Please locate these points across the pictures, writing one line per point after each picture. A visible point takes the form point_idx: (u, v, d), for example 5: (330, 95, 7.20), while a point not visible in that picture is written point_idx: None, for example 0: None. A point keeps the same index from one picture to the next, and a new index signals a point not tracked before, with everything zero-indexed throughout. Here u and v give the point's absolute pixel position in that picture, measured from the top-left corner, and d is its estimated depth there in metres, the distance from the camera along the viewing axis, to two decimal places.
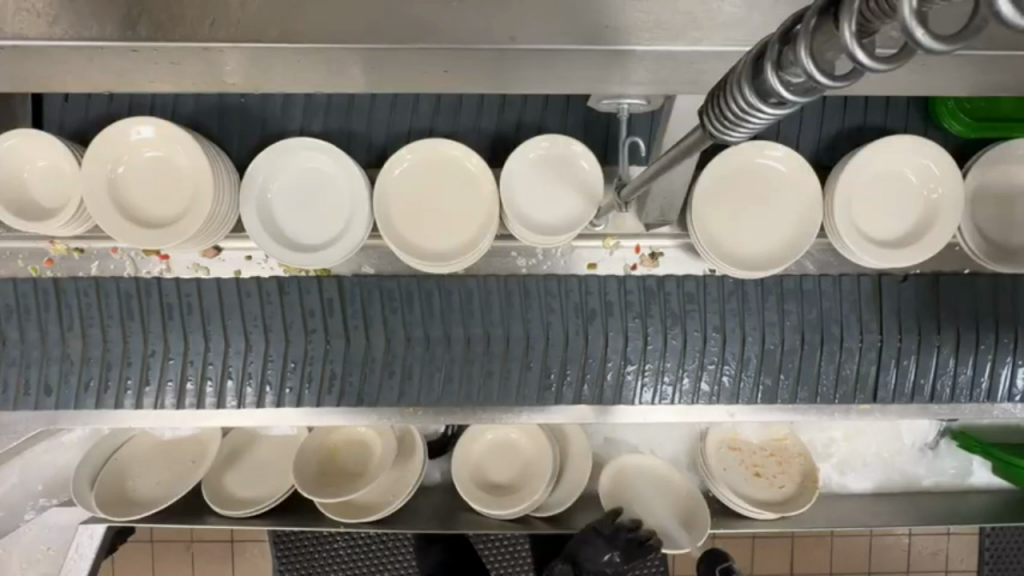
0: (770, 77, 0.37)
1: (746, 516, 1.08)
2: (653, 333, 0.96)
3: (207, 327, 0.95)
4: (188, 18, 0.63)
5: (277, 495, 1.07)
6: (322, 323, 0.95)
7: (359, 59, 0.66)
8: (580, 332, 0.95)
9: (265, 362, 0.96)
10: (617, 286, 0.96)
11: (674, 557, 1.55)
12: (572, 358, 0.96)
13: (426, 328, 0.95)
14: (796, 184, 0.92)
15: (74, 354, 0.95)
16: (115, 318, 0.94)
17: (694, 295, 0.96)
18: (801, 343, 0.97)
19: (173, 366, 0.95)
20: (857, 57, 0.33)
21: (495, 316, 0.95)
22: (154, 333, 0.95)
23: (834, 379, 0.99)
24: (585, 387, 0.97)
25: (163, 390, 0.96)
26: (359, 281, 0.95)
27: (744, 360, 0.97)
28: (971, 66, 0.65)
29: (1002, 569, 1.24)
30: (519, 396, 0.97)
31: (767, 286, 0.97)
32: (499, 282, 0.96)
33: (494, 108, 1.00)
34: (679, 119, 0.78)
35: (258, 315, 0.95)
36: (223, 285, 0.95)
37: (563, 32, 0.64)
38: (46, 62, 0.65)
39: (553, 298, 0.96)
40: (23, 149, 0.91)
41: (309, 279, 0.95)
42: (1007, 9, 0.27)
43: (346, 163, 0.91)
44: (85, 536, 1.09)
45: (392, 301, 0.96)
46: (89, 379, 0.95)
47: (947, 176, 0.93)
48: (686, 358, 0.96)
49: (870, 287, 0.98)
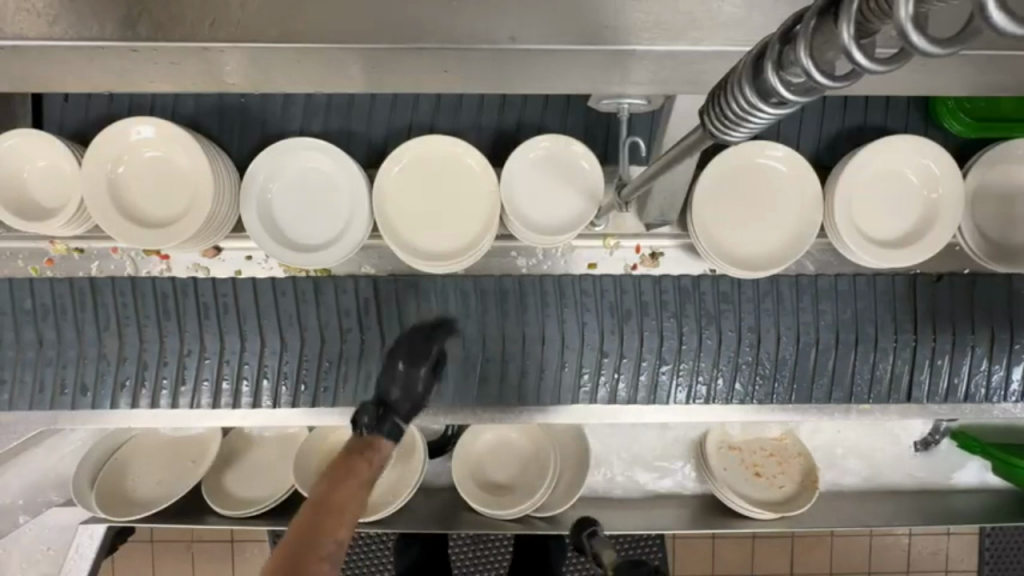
0: (770, 77, 0.37)
1: (746, 516, 1.08)
2: (689, 333, 0.96)
3: (244, 326, 0.95)
4: (187, 18, 0.63)
5: (277, 495, 1.07)
6: (359, 322, 0.96)
7: (358, 59, 0.66)
8: (615, 332, 0.96)
9: (302, 362, 0.96)
10: (653, 286, 0.96)
11: (673, 555, 1.55)
12: (608, 358, 0.96)
13: (464, 327, 0.96)
14: (797, 183, 0.92)
15: (109, 353, 0.95)
16: (153, 318, 0.95)
17: (729, 295, 0.97)
18: (837, 341, 0.98)
19: (210, 365, 0.96)
20: (856, 58, 0.33)
21: (530, 316, 0.96)
22: (191, 334, 0.95)
23: (869, 379, 0.99)
24: (620, 387, 0.97)
25: (199, 390, 0.96)
26: (394, 280, 0.96)
27: (782, 361, 0.98)
28: (970, 66, 0.65)
29: (1002, 569, 1.24)
30: (556, 397, 0.97)
31: (801, 285, 0.98)
32: (535, 282, 0.96)
33: (494, 108, 1.00)
34: (679, 121, 0.78)
35: (294, 315, 0.95)
36: (259, 284, 0.95)
37: (563, 32, 0.64)
38: (45, 62, 0.65)
39: (588, 297, 0.96)
40: (23, 149, 0.91)
41: (345, 278, 0.96)
42: (997, 17, 0.27)
43: (346, 162, 0.91)
44: (85, 536, 1.08)
45: (427, 300, 0.96)
46: (125, 378, 0.96)
47: (947, 176, 0.93)
48: (722, 357, 0.97)
49: (904, 287, 0.99)
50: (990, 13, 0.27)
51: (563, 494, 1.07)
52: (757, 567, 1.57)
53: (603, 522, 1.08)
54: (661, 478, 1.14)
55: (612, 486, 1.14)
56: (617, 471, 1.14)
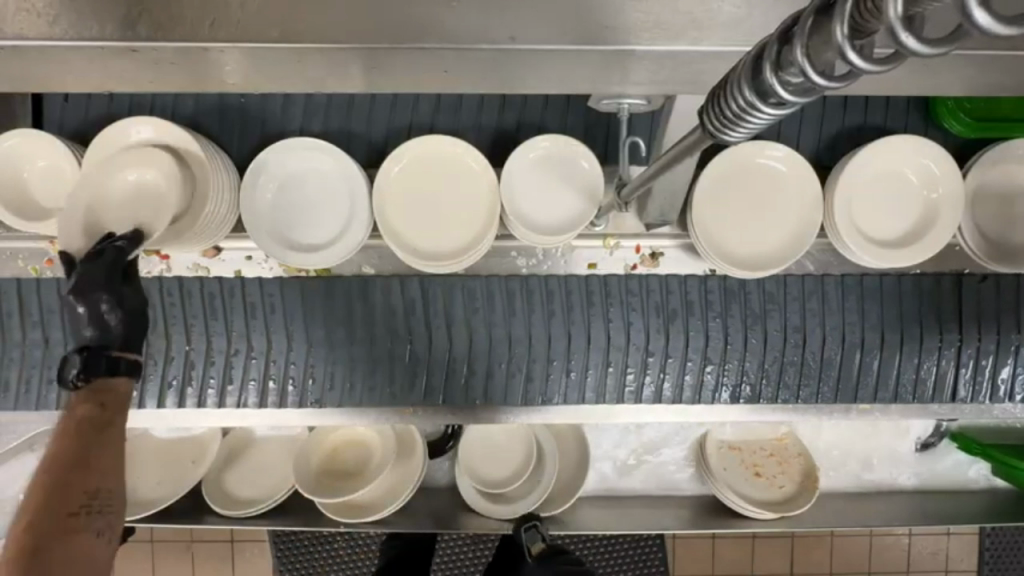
0: (769, 78, 0.37)
1: (746, 516, 1.08)
2: (733, 332, 0.97)
3: (290, 327, 0.96)
4: (188, 18, 0.63)
5: (277, 495, 1.08)
6: (405, 323, 0.96)
7: (358, 59, 0.66)
8: (661, 332, 0.97)
9: (349, 364, 0.97)
10: (698, 285, 0.97)
11: (673, 555, 1.55)
12: (653, 358, 0.97)
13: (510, 328, 0.96)
14: (797, 183, 0.92)
15: (156, 353, 0.96)
16: (200, 318, 0.96)
17: (774, 294, 0.98)
18: (882, 342, 0.99)
19: (256, 364, 0.96)
20: (851, 59, 0.33)
21: (576, 316, 0.96)
22: (239, 333, 0.96)
23: (914, 379, 1.01)
24: (666, 387, 0.99)
25: (245, 389, 0.97)
26: (442, 281, 0.96)
27: (828, 362, 0.99)
28: (968, 66, 0.65)
29: (1002, 569, 1.24)
30: (600, 395, 0.98)
31: (846, 285, 0.98)
32: (581, 281, 0.97)
33: (494, 108, 1.00)
34: (678, 121, 0.78)
35: (342, 316, 0.96)
36: (306, 286, 0.95)
37: (563, 32, 0.64)
38: (45, 63, 0.65)
39: (634, 297, 0.97)
40: (23, 149, 0.91)
41: (391, 278, 0.96)
42: (979, 16, 0.27)
43: (345, 162, 0.92)
44: None
45: (473, 300, 0.96)
46: (172, 377, 0.97)
47: (947, 176, 0.93)
48: (767, 358, 0.98)
49: (950, 286, 0.99)
50: (973, 13, 0.27)
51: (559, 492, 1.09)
52: (757, 567, 1.57)
53: (602, 523, 1.08)
54: (661, 479, 1.14)
55: (613, 487, 1.14)
56: (617, 472, 1.14)
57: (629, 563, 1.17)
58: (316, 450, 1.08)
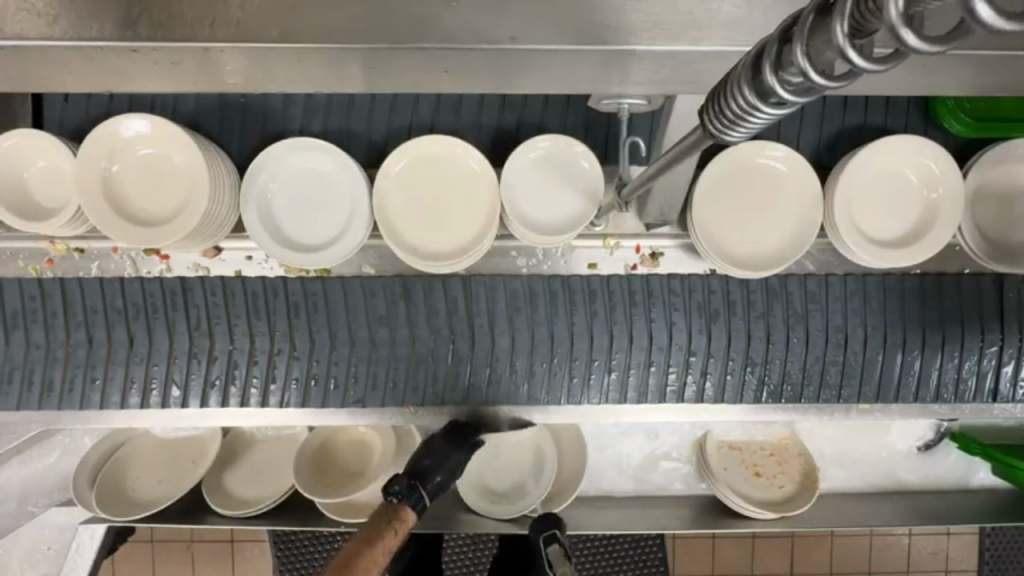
0: (770, 77, 0.37)
1: (747, 516, 1.08)
2: (776, 332, 0.97)
3: (333, 327, 0.96)
4: (188, 18, 0.63)
5: (277, 495, 1.08)
6: (446, 323, 0.96)
7: (358, 60, 0.66)
8: (703, 331, 0.97)
9: (390, 364, 0.97)
10: (740, 286, 0.97)
11: (673, 555, 1.55)
12: (695, 358, 0.97)
13: (553, 327, 0.96)
14: (797, 183, 0.92)
15: (200, 351, 0.96)
16: (243, 317, 0.96)
17: (816, 294, 0.98)
18: (924, 342, 0.99)
19: (298, 363, 0.96)
20: (852, 58, 0.33)
21: (618, 315, 0.96)
22: (282, 333, 0.96)
23: (956, 380, 1.00)
24: (707, 387, 0.99)
25: (288, 387, 0.97)
26: (485, 280, 0.96)
27: (870, 364, 0.99)
28: (967, 66, 0.65)
29: (1002, 569, 1.24)
30: (640, 395, 0.98)
31: (888, 287, 0.98)
32: (623, 280, 0.97)
33: (494, 108, 1.00)
34: (679, 121, 0.78)
35: (384, 315, 0.96)
36: (348, 285, 0.96)
37: (563, 32, 0.64)
38: (44, 63, 0.65)
39: (676, 297, 0.97)
40: (23, 149, 0.91)
41: (432, 278, 0.96)
42: (981, 12, 0.27)
43: (345, 161, 0.91)
44: (86, 536, 1.09)
45: (516, 300, 0.96)
46: (214, 377, 0.97)
47: (947, 175, 0.93)
48: (810, 357, 0.98)
49: (992, 286, 0.99)
50: (978, 10, 0.27)
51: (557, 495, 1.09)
52: (757, 567, 1.57)
53: (602, 523, 1.08)
54: (661, 479, 1.14)
55: (614, 487, 1.14)
56: (618, 471, 1.14)
57: (629, 563, 1.17)
58: (316, 450, 1.08)
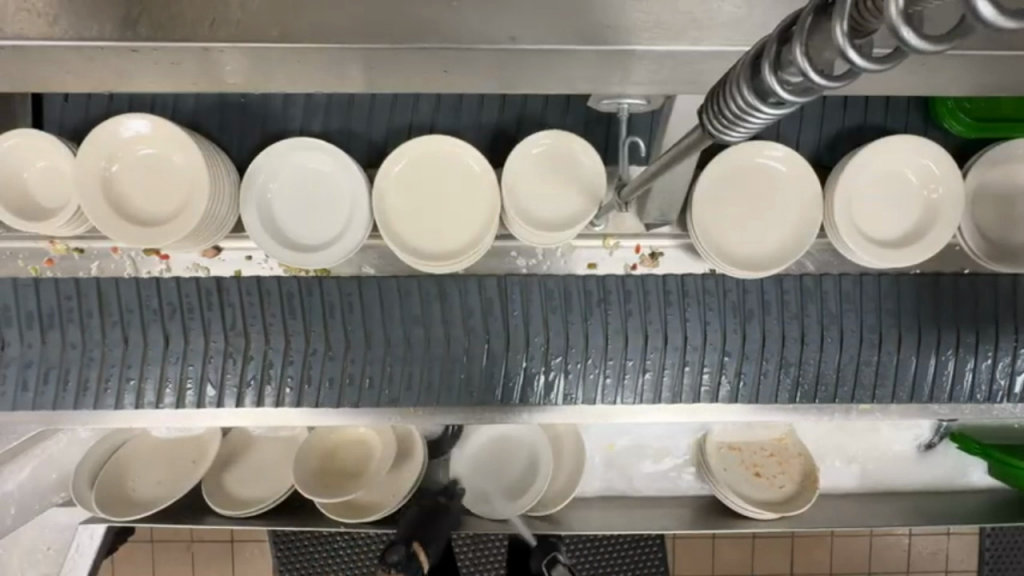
0: (768, 78, 0.37)
1: (748, 517, 1.08)
2: (811, 332, 0.97)
3: (368, 326, 0.96)
4: (188, 19, 0.63)
5: (277, 495, 1.08)
6: (482, 323, 0.96)
7: (358, 60, 0.65)
8: (738, 331, 0.97)
9: (426, 364, 0.96)
10: (774, 285, 0.97)
11: (673, 555, 1.55)
12: (730, 358, 0.97)
13: (588, 327, 0.96)
14: (797, 183, 0.92)
15: (236, 351, 0.95)
16: (278, 317, 0.95)
17: (851, 294, 0.98)
18: (958, 341, 0.99)
19: (332, 364, 0.96)
20: (852, 58, 0.33)
21: (653, 315, 0.96)
22: (317, 333, 0.95)
23: (989, 381, 1.00)
24: (742, 387, 0.98)
25: (322, 386, 0.97)
26: (520, 279, 0.96)
27: (904, 363, 0.99)
28: (966, 66, 0.65)
29: (1003, 569, 1.24)
30: (675, 395, 0.98)
31: (921, 286, 0.99)
32: (658, 280, 0.97)
33: (494, 107, 1.00)
34: (679, 120, 0.78)
35: (418, 316, 0.96)
36: (383, 284, 0.96)
37: (563, 32, 0.64)
38: (43, 63, 0.65)
39: (710, 297, 0.97)
40: (23, 149, 0.91)
41: (469, 278, 0.96)
42: (982, 10, 0.27)
43: (345, 162, 0.92)
44: (86, 536, 1.10)
45: (551, 300, 0.96)
46: (250, 377, 0.96)
47: (947, 175, 0.93)
48: (845, 357, 0.98)
49: None
50: (979, 9, 0.27)
51: (553, 494, 1.10)
52: (757, 567, 1.57)
53: (602, 523, 1.08)
54: (662, 479, 1.14)
55: (614, 487, 1.14)
56: (618, 471, 1.14)
57: (629, 563, 1.17)
58: (317, 450, 1.08)
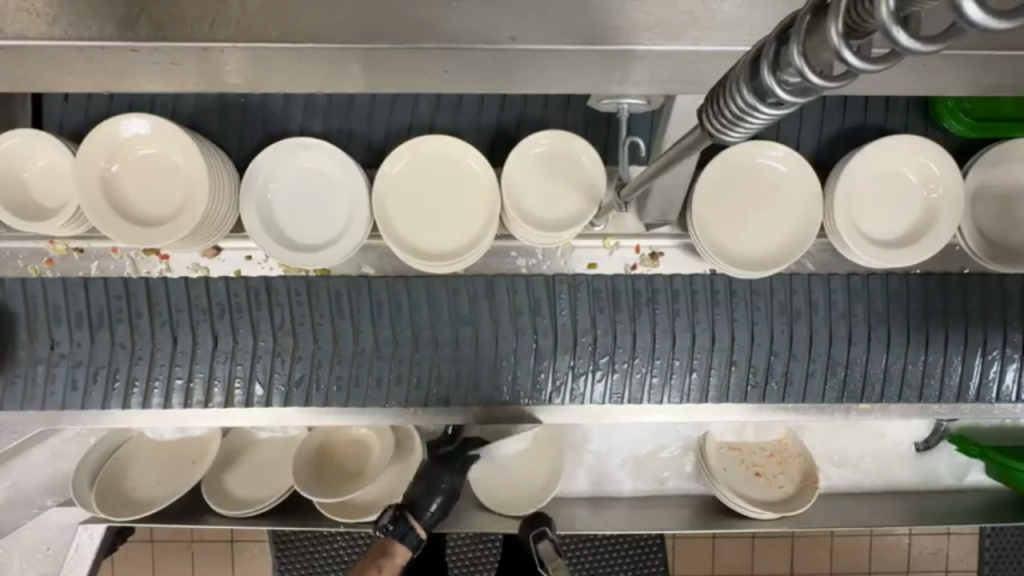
0: (767, 78, 0.37)
1: (746, 516, 1.08)
2: (858, 333, 0.98)
3: (417, 326, 0.96)
4: (188, 19, 0.63)
5: (277, 495, 1.07)
6: (530, 323, 0.96)
7: (357, 60, 0.65)
8: (785, 331, 0.97)
9: (474, 364, 0.96)
10: (822, 283, 0.97)
11: (673, 554, 1.55)
12: (776, 358, 0.97)
13: (636, 329, 0.96)
14: (797, 183, 0.92)
15: (284, 350, 0.95)
16: (327, 317, 0.95)
17: (898, 294, 0.98)
18: (1004, 341, 0.99)
19: (381, 363, 0.96)
20: (847, 59, 0.33)
21: (702, 316, 0.96)
22: (366, 334, 0.96)
23: None
24: (789, 388, 0.98)
25: (370, 387, 0.96)
26: (569, 279, 0.96)
27: (949, 365, 0.99)
28: (964, 66, 0.65)
29: (1003, 569, 1.24)
30: (721, 395, 0.98)
31: (962, 287, 0.99)
32: (707, 279, 0.97)
33: (494, 106, 1.00)
34: (678, 119, 0.78)
35: (467, 316, 0.96)
36: (432, 285, 0.96)
37: (563, 32, 0.64)
38: (41, 63, 0.64)
39: (758, 297, 0.97)
40: (22, 149, 0.91)
41: (518, 278, 0.96)
42: (969, 10, 0.27)
43: (345, 162, 0.92)
44: (86, 536, 1.11)
45: (598, 300, 0.96)
46: (299, 377, 0.96)
47: (947, 176, 0.93)
48: (891, 357, 0.98)
49: None
50: (967, 12, 0.27)
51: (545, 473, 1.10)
52: (757, 567, 1.57)
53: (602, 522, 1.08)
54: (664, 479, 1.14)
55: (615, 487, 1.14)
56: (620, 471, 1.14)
57: (629, 563, 1.17)
58: (317, 450, 1.08)
